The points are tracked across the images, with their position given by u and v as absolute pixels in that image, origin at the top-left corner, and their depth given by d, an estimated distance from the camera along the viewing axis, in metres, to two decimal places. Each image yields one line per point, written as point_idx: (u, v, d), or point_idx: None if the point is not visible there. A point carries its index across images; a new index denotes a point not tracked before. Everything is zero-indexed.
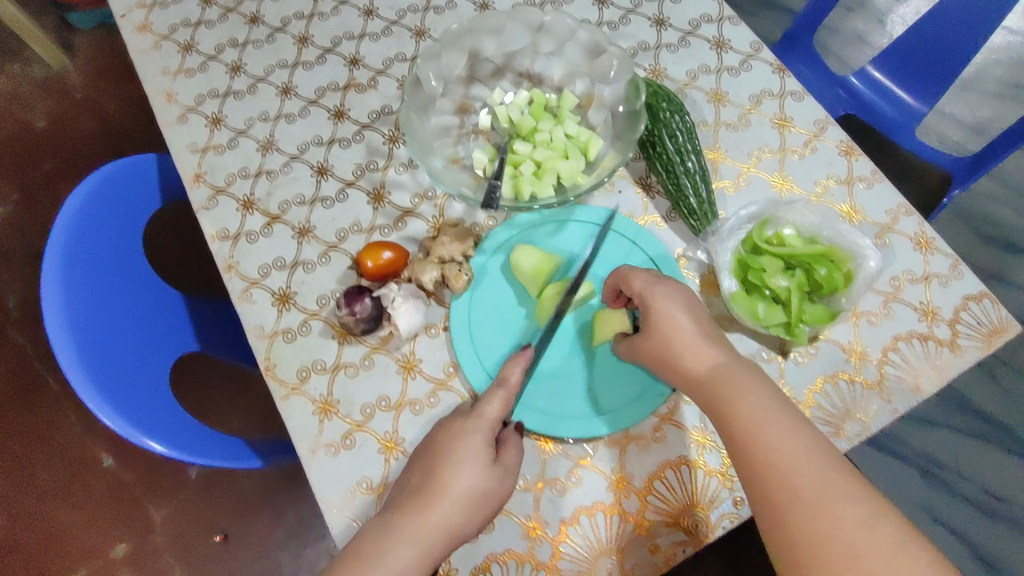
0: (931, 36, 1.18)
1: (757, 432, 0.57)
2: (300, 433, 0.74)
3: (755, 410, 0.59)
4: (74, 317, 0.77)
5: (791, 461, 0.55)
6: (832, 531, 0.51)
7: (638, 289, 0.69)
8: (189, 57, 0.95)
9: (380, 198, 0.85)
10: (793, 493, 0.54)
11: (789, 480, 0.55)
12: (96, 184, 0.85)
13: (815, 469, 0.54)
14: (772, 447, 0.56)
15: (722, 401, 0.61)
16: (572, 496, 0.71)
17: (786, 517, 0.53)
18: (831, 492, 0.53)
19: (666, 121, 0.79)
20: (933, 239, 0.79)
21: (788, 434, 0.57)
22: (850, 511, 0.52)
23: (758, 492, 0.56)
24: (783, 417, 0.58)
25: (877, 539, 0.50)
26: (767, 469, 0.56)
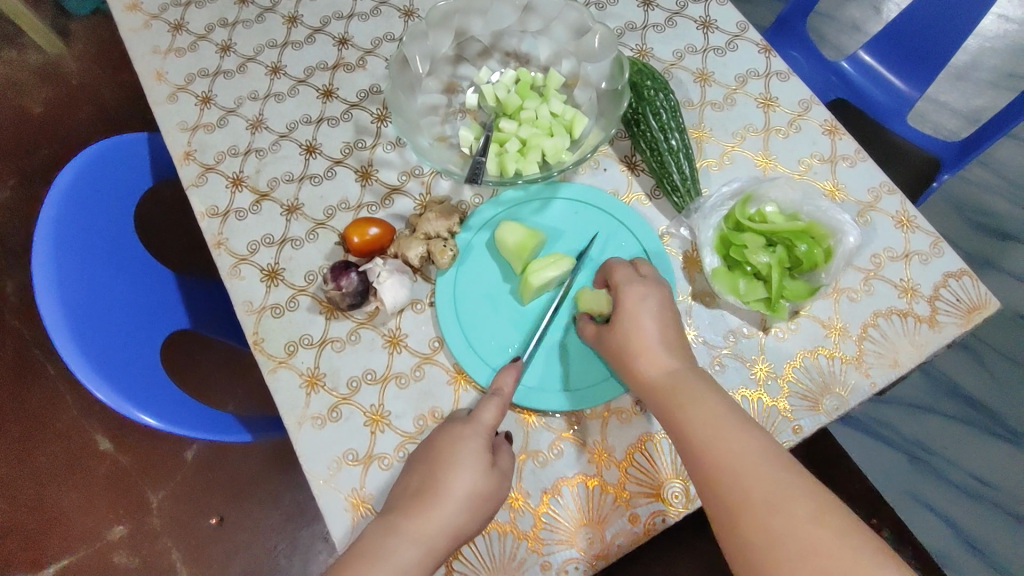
0: (922, 21, 1.18)
1: (705, 436, 0.58)
2: (287, 405, 0.75)
3: (702, 415, 0.60)
4: (64, 291, 0.78)
5: (740, 462, 0.56)
6: (783, 532, 0.52)
7: (619, 282, 0.71)
8: (180, 37, 0.96)
9: (368, 175, 0.85)
10: (743, 494, 0.55)
11: (739, 481, 0.55)
12: (86, 161, 0.86)
13: (764, 468, 0.56)
14: (721, 450, 0.57)
15: (674, 406, 0.62)
16: (553, 467, 0.72)
17: (738, 518, 0.54)
18: (781, 491, 0.54)
19: (651, 99, 0.80)
20: (914, 217, 0.80)
21: (735, 436, 0.58)
22: (799, 509, 0.53)
23: (710, 495, 0.57)
24: (729, 420, 0.59)
25: (826, 535, 0.51)
26: (718, 472, 0.57)
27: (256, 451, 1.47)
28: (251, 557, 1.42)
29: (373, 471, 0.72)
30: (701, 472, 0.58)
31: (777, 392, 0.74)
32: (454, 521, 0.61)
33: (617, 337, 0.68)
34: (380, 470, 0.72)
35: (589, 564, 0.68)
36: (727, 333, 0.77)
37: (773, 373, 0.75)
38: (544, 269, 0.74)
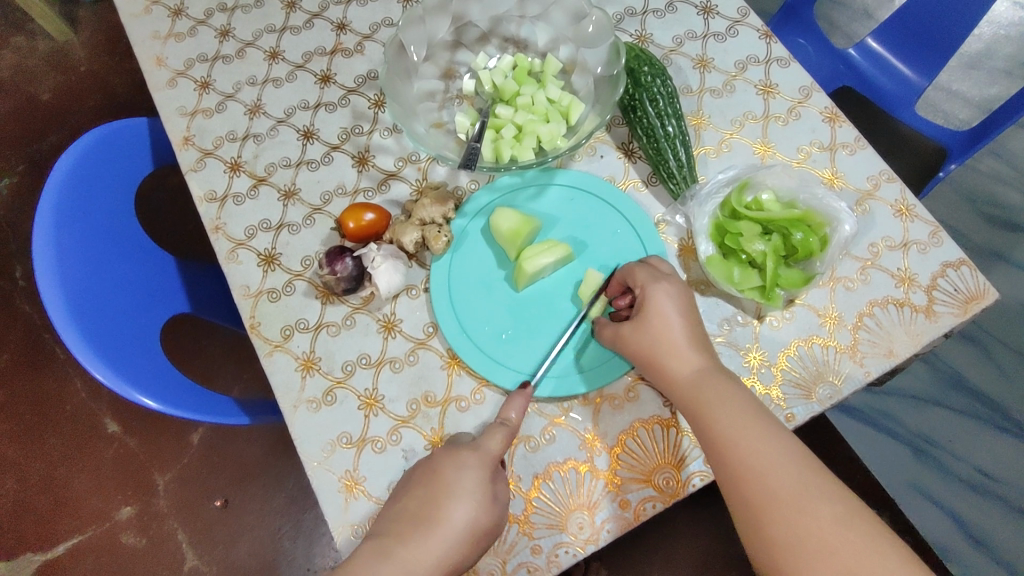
0: (932, 9, 1.16)
1: (733, 435, 0.60)
2: (283, 388, 0.76)
3: (731, 415, 0.61)
4: (65, 274, 0.79)
5: (766, 462, 0.58)
6: (808, 531, 0.53)
7: (640, 282, 0.70)
8: (179, 22, 0.96)
9: (364, 161, 0.86)
10: (771, 494, 0.56)
11: (764, 480, 0.57)
12: (86, 145, 0.87)
13: (790, 470, 0.57)
14: (750, 450, 0.58)
15: (700, 404, 0.63)
16: (545, 452, 0.72)
17: (763, 516, 0.56)
18: (807, 491, 0.55)
19: (647, 85, 0.80)
20: (913, 206, 0.79)
21: (763, 437, 0.59)
22: (825, 509, 0.54)
23: (736, 492, 0.58)
24: (758, 421, 0.61)
25: (852, 536, 0.53)
26: (743, 470, 0.58)
27: (261, 435, 1.48)
28: (255, 540, 1.44)
29: (366, 454, 0.73)
30: (725, 470, 0.59)
31: (770, 380, 0.74)
32: (453, 519, 0.61)
33: (640, 334, 0.68)
34: (373, 453, 0.73)
35: (579, 548, 0.69)
36: (721, 321, 0.77)
37: (766, 362, 0.75)
38: (538, 256, 0.74)
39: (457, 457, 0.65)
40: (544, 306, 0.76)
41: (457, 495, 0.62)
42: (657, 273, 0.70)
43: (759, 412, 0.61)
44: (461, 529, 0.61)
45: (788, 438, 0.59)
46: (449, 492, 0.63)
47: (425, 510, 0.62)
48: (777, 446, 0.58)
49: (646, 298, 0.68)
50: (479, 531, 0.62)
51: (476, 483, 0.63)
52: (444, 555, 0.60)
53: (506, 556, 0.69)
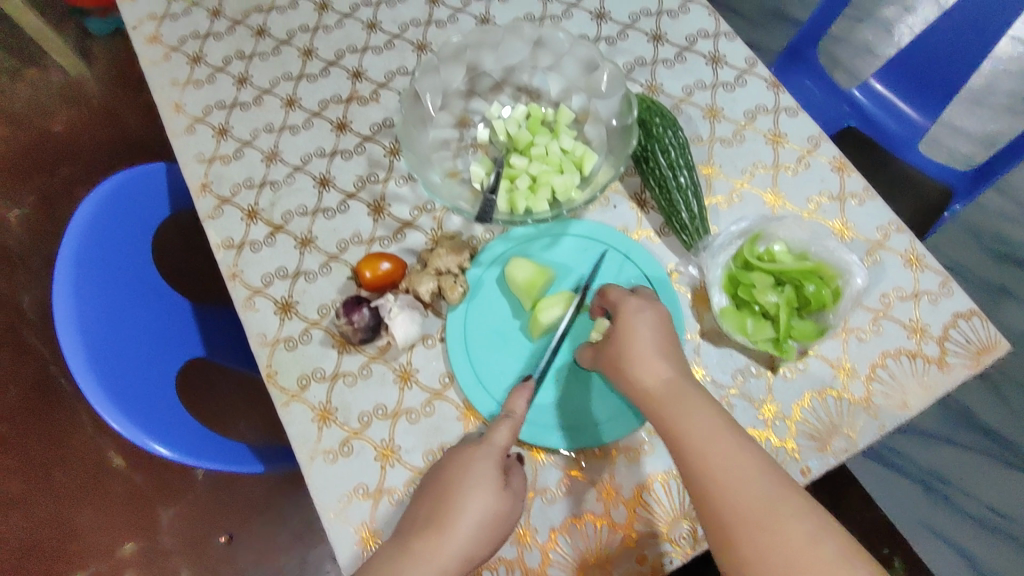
0: (932, 52, 1.19)
1: (702, 448, 0.58)
2: (299, 439, 0.76)
3: (700, 425, 0.59)
4: (84, 322, 0.80)
5: (736, 478, 0.56)
6: (781, 555, 0.52)
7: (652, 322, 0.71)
8: (198, 69, 0.98)
9: (380, 209, 0.87)
10: (740, 514, 0.55)
11: (734, 495, 0.56)
12: (106, 192, 0.88)
13: (759, 486, 0.56)
14: (717, 465, 0.57)
15: (667, 412, 0.61)
16: (562, 504, 0.73)
17: (736, 537, 0.54)
18: (781, 508, 0.54)
19: (659, 137, 0.81)
20: (923, 256, 0.80)
21: (733, 450, 0.57)
22: (797, 527, 0.53)
23: (707, 510, 0.57)
24: (727, 433, 0.59)
25: (823, 551, 0.52)
26: (715, 486, 0.56)
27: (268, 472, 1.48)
28: None
29: (383, 506, 0.73)
30: (694, 483, 0.58)
31: (785, 433, 0.74)
32: (472, 516, 0.61)
33: None
34: (390, 505, 0.73)
35: None
36: (735, 372, 0.78)
37: (781, 414, 0.75)
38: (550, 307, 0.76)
39: (463, 452, 0.66)
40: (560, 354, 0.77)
41: (469, 487, 0.63)
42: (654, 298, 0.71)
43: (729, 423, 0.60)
44: (480, 520, 0.61)
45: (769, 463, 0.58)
46: (468, 491, 0.62)
47: (439, 504, 0.63)
48: (747, 461, 0.57)
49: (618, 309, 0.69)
50: (494, 519, 0.62)
51: (485, 471, 0.64)
52: (464, 547, 0.60)
53: None
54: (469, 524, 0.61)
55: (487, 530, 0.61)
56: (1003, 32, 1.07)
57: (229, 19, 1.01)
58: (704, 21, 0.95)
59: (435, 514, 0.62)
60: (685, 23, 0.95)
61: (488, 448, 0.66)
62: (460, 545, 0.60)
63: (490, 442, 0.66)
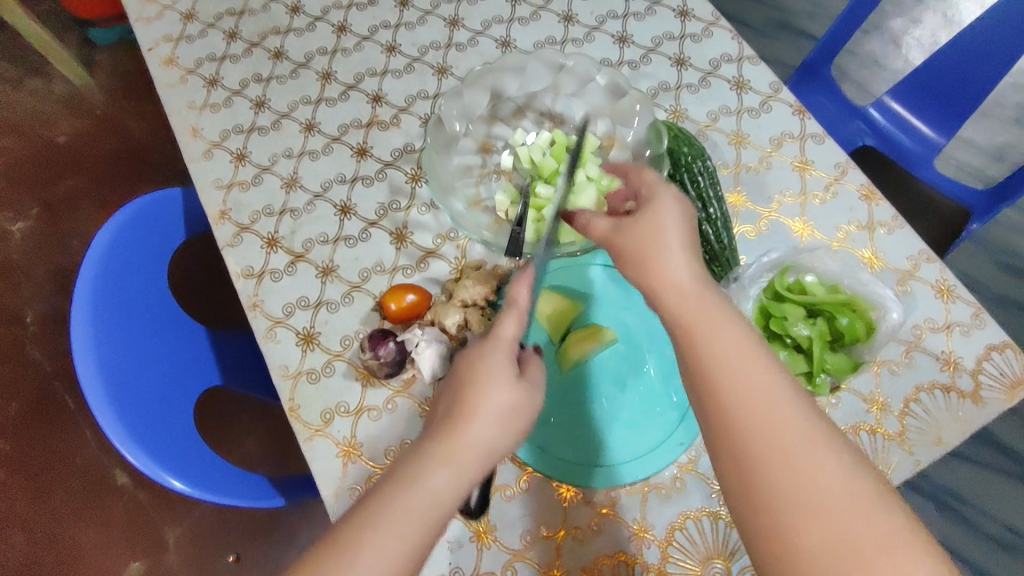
0: (951, 70, 1.18)
1: (730, 367, 0.50)
2: (323, 475, 0.74)
3: (730, 340, 0.51)
4: (102, 354, 0.78)
5: (766, 402, 0.48)
6: (819, 486, 0.44)
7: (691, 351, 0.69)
8: (214, 92, 0.97)
9: (402, 238, 0.85)
10: (774, 438, 0.46)
11: (771, 420, 0.47)
12: (124, 219, 0.86)
13: (794, 413, 0.47)
14: (749, 388, 0.49)
15: (693, 328, 0.53)
16: (593, 543, 0.71)
17: (766, 466, 0.46)
18: (814, 436, 0.46)
19: (688, 165, 0.80)
20: (953, 286, 0.79)
21: (764, 373, 0.49)
22: (830, 459, 0.45)
23: (733, 441, 0.48)
24: (761, 351, 0.51)
25: (853, 490, 0.44)
26: (740, 409, 0.48)
27: None
28: None
29: None
30: (717, 399, 0.50)
31: None
32: (496, 407, 0.55)
33: None
34: None
35: None
36: None
37: None
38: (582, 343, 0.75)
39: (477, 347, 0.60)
40: (588, 390, 0.76)
41: (486, 379, 0.57)
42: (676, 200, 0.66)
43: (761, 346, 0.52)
44: (501, 412, 0.55)
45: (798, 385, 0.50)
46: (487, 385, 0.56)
47: (455, 400, 0.57)
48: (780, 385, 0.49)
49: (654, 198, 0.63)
50: (513, 411, 0.56)
51: (500, 365, 0.58)
52: (485, 436, 0.54)
53: None
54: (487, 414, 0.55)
55: (509, 423, 0.56)
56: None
57: (246, 41, 1.00)
58: (726, 46, 0.94)
59: (452, 410, 0.56)
60: (708, 47, 0.94)
61: (497, 342, 0.60)
62: (484, 441, 0.54)
63: (498, 336, 0.61)
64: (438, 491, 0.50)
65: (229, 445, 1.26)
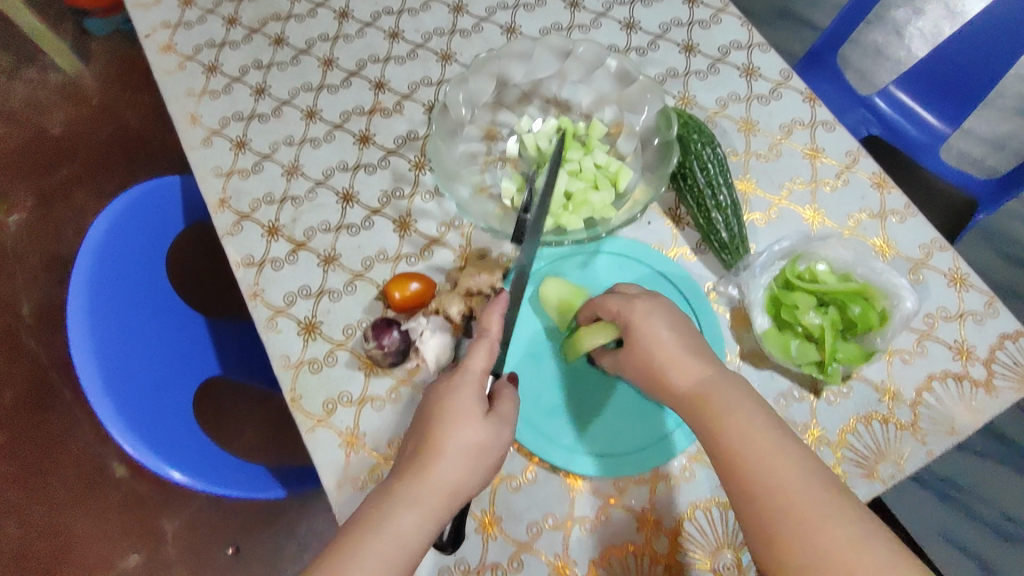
0: (955, 61, 1.18)
1: (744, 449, 0.56)
2: (326, 466, 0.73)
3: (739, 423, 0.57)
4: (99, 343, 0.77)
5: (780, 480, 0.54)
6: (827, 549, 0.50)
7: None
8: (214, 79, 0.95)
9: (406, 226, 0.84)
10: (783, 510, 0.52)
11: (778, 494, 0.53)
12: (121, 207, 0.85)
13: (802, 486, 0.53)
14: (762, 464, 0.55)
15: (707, 405, 0.59)
16: (600, 534, 0.70)
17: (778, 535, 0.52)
18: (825, 508, 0.52)
19: (698, 153, 0.78)
20: (966, 275, 0.78)
21: (774, 452, 0.55)
22: (839, 528, 0.51)
23: (750, 509, 0.54)
24: (773, 431, 0.56)
25: (868, 557, 0.49)
26: (755, 489, 0.54)
27: None
28: None
29: None
30: (735, 480, 0.56)
31: (830, 458, 0.72)
32: (456, 446, 0.59)
33: None
34: None
35: None
36: (778, 395, 0.75)
37: (826, 440, 0.73)
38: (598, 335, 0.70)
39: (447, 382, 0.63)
40: (595, 379, 0.74)
41: (451, 419, 0.61)
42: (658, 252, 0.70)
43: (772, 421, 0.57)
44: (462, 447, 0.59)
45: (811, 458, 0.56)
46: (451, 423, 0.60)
47: (424, 438, 0.61)
48: (790, 461, 0.55)
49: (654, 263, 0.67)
50: (479, 449, 0.60)
51: (470, 403, 0.61)
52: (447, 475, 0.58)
53: None
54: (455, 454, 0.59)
55: (470, 459, 0.59)
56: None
57: (246, 27, 0.98)
58: (735, 33, 0.92)
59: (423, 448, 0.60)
60: (716, 34, 0.92)
61: (467, 375, 0.63)
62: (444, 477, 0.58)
63: (469, 368, 0.63)
64: (406, 533, 0.55)
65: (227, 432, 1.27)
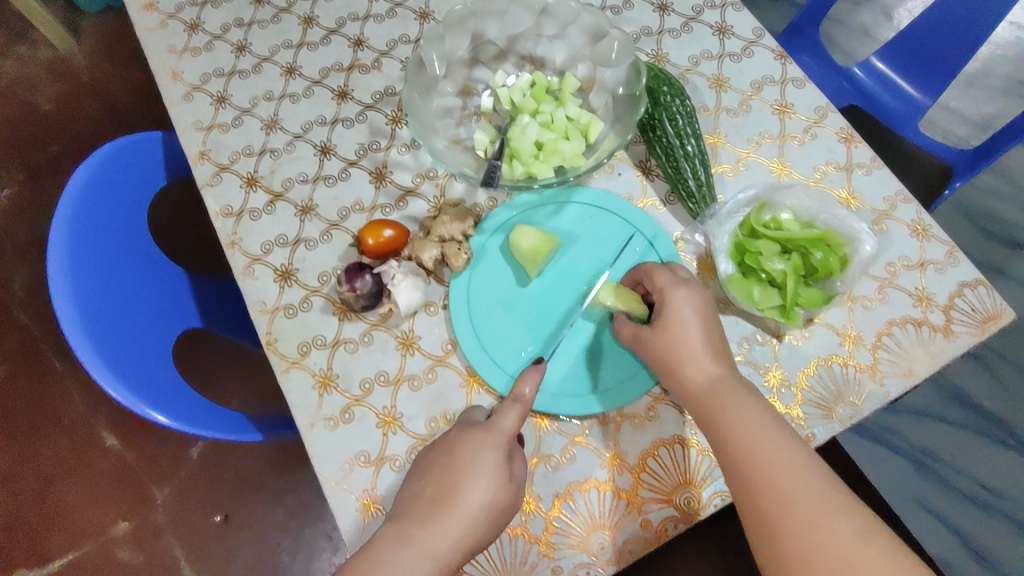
0: (934, 32, 1.17)
1: (749, 445, 0.58)
2: (299, 405, 0.75)
3: (745, 422, 0.60)
4: (80, 288, 0.79)
5: (785, 475, 0.56)
6: (828, 546, 0.52)
7: (660, 285, 0.70)
8: (195, 37, 0.96)
9: (382, 177, 0.86)
10: (786, 506, 0.54)
11: (786, 491, 0.55)
12: (102, 159, 0.86)
13: (806, 482, 0.55)
14: (767, 462, 0.57)
15: (716, 405, 0.62)
16: (566, 471, 0.72)
17: (781, 532, 0.54)
18: (827, 504, 0.54)
19: (667, 104, 0.80)
20: (929, 226, 0.80)
21: (781, 449, 0.57)
22: (842, 524, 0.53)
23: (754, 507, 0.57)
24: (778, 433, 0.59)
25: (870, 551, 0.51)
26: (759, 483, 0.56)
27: (260, 450, 1.46)
28: (252, 558, 1.41)
29: (384, 473, 0.72)
30: (742, 475, 0.58)
31: (790, 400, 0.74)
32: (471, 501, 0.61)
33: (657, 338, 0.67)
34: (391, 472, 0.72)
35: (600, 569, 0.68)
36: (741, 340, 0.77)
37: (786, 381, 0.75)
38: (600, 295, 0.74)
39: (472, 436, 0.65)
40: (564, 323, 0.76)
41: (472, 476, 0.62)
42: (678, 275, 0.70)
43: (778, 422, 0.60)
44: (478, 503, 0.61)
45: (818, 461, 0.57)
46: (469, 477, 0.62)
47: (442, 489, 0.63)
48: (796, 458, 0.57)
49: (665, 300, 0.68)
50: (495, 509, 0.62)
51: (492, 462, 0.63)
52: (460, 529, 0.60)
53: None
54: (470, 516, 0.61)
55: (482, 514, 0.61)
56: (1002, 16, 1.05)
57: None
58: None
59: (441, 497, 0.62)
60: None
61: (497, 435, 0.65)
62: (456, 533, 0.60)
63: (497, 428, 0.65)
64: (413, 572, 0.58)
65: (220, 391, 1.35)
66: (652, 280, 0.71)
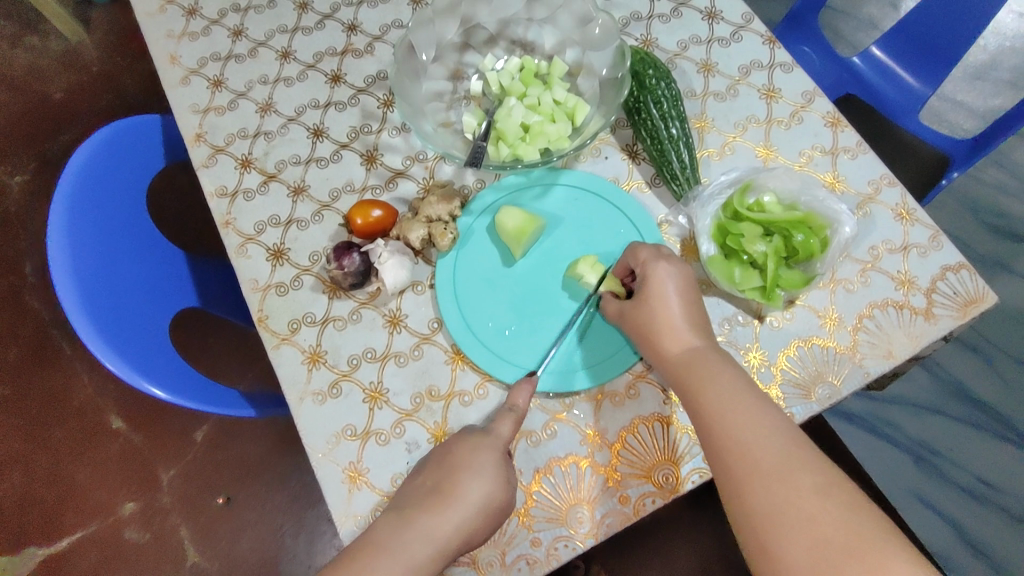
0: (933, 21, 1.14)
1: (720, 407, 0.60)
2: (288, 380, 0.77)
3: (717, 387, 0.61)
4: (78, 264, 0.81)
5: (754, 436, 0.57)
6: (789, 500, 0.53)
7: (643, 260, 0.71)
8: (193, 21, 0.98)
9: (373, 159, 0.87)
10: (754, 464, 0.56)
11: (753, 451, 0.56)
12: (100, 140, 0.88)
13: (772, 442, 0.57)
14: (736, 424, 0.58)
15: (690, 374, 0.64)
16: (546, 446, 0.73)
17: (745, 487, 0.55)
18: (791, 461, 0.55)
19: (652, 88, 0.81)
20: (913, 210, 0.80)
21: (749, 411, 0.59)
22: (806, 479, 0.54)
23: (722, 466, 0.58)
24: (748, 397, 0.60)
25: (830, 506, 0.52)
26: (727, 441, 0.58)
27: (263, 435, 1.48)
28: (255, 540, 1.44)
29: (370, 446, 0.74)
30: (713, 438, 0.59)
31: (770, 379, 0.75)
32: (459, 498, 0.62)
33: (639, 313, 0.69)
34: (377, 445, 0.74)
35: (579, 542, 0.70)
36: (721, 320, 0.78)
37: (766, 362, 0.76)
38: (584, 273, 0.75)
39: (468, 441, 0.66)
40: (549, 304, 0.77)
41: (468, 479, 0.63)
42: (662, 251, 0.72)
43: (749, 389, 0.61)
44: (472, 492, 0.62)
45: (790, 427, 0.58)
46: (463, 477, 0.63)
47: (441, 485, 0.63)
48: (766, 423, 0.58)
49: (647, 275, 0.70)
50: (493, 507, 0.62)
51: (485, 469, 0.64)
52: (447, 518, 0.60)
53: (506, 547, 0.70)
54: (461, 516, 0.61)
55: (467, 516, 0.61)
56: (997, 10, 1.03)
57: None
58: None
59: (441, 490, 0.63)
60: None
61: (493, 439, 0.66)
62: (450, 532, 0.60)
63: (494, 435, 0.66)
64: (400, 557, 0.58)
65: (230, 376, 1.37)
66: (634, 256, 0.72)
